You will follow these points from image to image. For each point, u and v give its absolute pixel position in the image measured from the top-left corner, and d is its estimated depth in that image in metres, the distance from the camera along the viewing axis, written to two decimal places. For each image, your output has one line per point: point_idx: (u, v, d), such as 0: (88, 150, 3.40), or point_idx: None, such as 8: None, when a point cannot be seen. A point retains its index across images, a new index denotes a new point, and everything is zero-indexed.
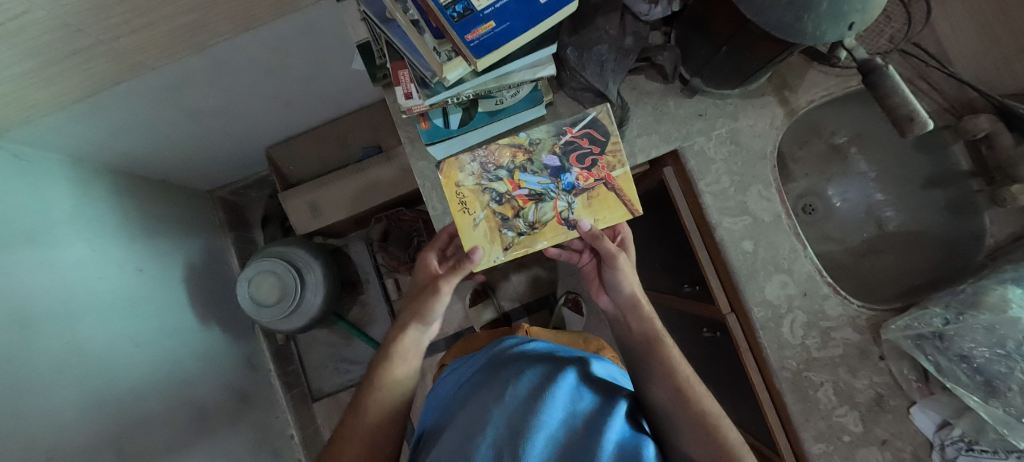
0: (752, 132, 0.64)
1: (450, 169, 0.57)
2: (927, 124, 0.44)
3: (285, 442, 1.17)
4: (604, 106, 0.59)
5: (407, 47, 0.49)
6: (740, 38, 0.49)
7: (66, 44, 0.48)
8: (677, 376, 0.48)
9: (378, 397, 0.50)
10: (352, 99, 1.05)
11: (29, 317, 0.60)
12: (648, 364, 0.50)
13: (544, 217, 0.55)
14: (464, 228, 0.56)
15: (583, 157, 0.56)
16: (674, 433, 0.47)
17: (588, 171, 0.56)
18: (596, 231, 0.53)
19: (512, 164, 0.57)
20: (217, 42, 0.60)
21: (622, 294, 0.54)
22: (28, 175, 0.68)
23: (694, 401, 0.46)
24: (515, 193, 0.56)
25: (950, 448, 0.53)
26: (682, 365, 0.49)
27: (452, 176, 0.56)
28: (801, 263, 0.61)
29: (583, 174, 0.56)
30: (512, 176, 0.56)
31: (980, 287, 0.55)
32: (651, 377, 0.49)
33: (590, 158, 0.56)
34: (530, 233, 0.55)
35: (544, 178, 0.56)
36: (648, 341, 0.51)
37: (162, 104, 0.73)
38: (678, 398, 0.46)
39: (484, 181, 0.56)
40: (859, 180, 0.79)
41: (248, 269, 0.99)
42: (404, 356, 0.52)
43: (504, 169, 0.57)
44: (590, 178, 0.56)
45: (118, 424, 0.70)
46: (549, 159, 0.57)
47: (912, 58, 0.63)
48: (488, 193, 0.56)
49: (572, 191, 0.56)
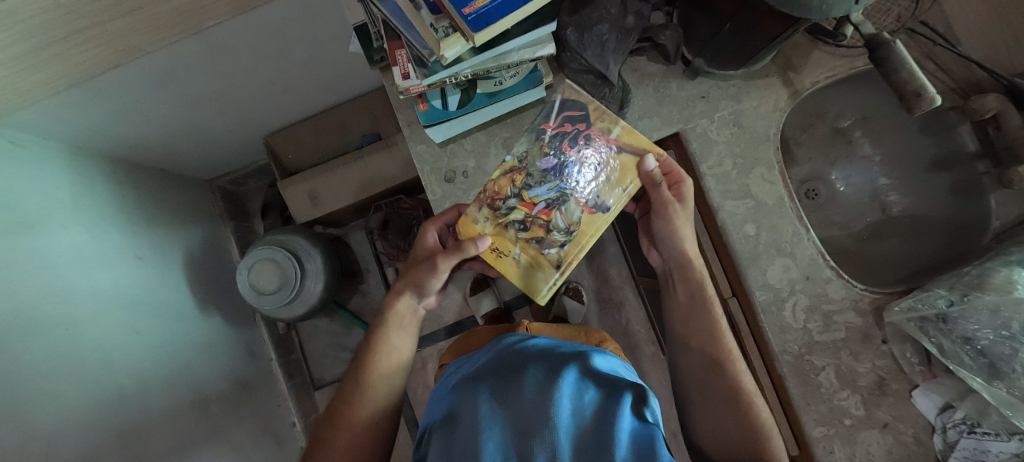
0: (756, 114, 0.63)
1: (467, 229, 0.56)
2: (935, 100, 0.44)
3: (287, 430, 1.18)
4: (566, 84, 0.57)
5: (400, 21, 0.48)
6: (743, 16, 0.48)
7: (56, 26, 0.47)
8: (719, 348, 0.51)
9: (378, 370, 0.54)
10: (350, 86, 1.04)
11: (26, 303, 0.60)
12: (698, 331, 0.52)
13: (573, 216, 0.55)
14: (511, 272, 0.56)
15: (574, 140, 0.56)
16: (702, 400, 0.50)
17: (587, 150, 0.55)
18: (656, 176, 0.53)
19: (516, 188, 0.56)
20: (214, 24, 0.59)
21: (670, 251, 0.55)
22: (24, 163, 0.68)
23: (729, 374, 0.49)
24: (535, 210, 0.55)
25: (953, 431, 0.52)
26: (725, 331, 0.52)
27: (472, 234, 0.56)
28: (803, 247, 0.60)
29: (585, 155, 0.55)
30: (523, 197, 0.56)
31: (985, 269, 0.55)
32: (698, 340, 0.52)
33: (581, 137, 0.55)
34: (570, 238, 0.55)
35: (552, 182, 0.55)
36: (698, 304, 0.53)
37: (158, 89, 0.72)
38: (717, 366, 0.50)
39: (501, 219, 0.56)
40: (864, 164, 0.78)
41: (249, 257, 0.98)
42: (397, 325, 0.56)
43: (512, 196, 0.56)
44: (593, 155, 0.55)
45: (119, 412, 0.71)
46: (546, 162, 0.56)
47: (918, 37, 0.62)
48: (511, 228, 0.56)
49: (586, 178, 0.55)
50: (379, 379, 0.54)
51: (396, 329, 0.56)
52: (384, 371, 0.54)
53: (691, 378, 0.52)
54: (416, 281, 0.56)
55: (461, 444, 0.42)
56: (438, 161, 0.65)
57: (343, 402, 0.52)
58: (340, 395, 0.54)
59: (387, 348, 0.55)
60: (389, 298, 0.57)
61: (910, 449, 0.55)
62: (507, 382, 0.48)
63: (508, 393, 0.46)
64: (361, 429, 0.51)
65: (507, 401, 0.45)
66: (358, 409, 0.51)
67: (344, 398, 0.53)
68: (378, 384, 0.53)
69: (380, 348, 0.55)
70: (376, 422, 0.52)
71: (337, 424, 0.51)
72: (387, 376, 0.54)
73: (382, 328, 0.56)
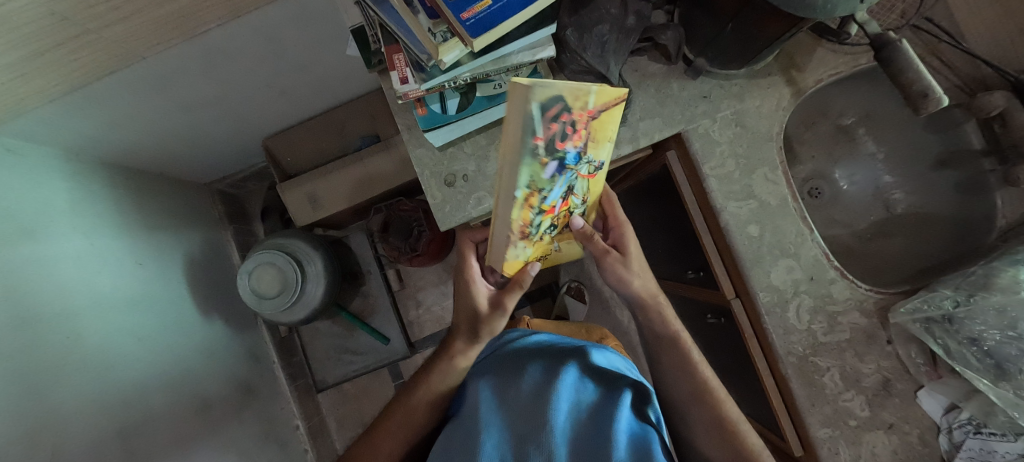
0: (758, 114, 0.62)
1: (512, 267, 0.52)
2: (941, 101, 0.44)
3: (291, 433, 1.19)
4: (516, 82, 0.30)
5: (400, 28, 0.48)
6: (745, 16, 0.47)
7: (51, 33, 0.46)
8: (696, 385, 0.50)
9: (421, 401, 0.54)
10: (348, 87, 1.03)
11: (28, 313, 0.60)
12: (670, 370, 0.52)
13: (585, 189, 0.50)
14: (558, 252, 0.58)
15: (563, 138, 0.38)
16: (689, 427, 0.50)
17: (578, 133, 0.39)
18: (588, 230, 0.52)
19: (532, 214, 0.45)
20: (209, 28, 0.58)
21: (632, 292, 0.54)
22: (22, 171, 0.67)
23: (713, 402, 0.49)
24: (558, 211, 0.48)
25: (959, 431, 0.52)
26: (701, 366, 0.52)
27: (518, 265, 0.53)
28: (806, 248, 0.60)
29: (576, 138, 0.40)
30: (541, 213, 0.46)
31: (991, 269, 0.54)
32: (673, 376, 0.52)
33: (568, 130, 0.37)
34: (588, 204, 0.53)
35: (560, 186, 0.44)
36: (668, 345, 0.53)
37: (156, 94, 0.71)
38: (695, 397, 0.50)
39: (532, 240, 0.50)
40: (868, 162, 0.78)
41: (249, 262, 0.99)
42: (450, 364, 0.56)
43: (533, 221, 0.47)
44: (582, 132, 0.40)
45: (122, 420, 0.70)
46: (550, 171, 0.40)
47: (925, 33, 0.61)
48: (543, 236, 0.51)
49: (582, 156, 0.44)
50: (417, 407, 0.54)
51: (449, 369, 0.56)
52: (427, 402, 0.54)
53: (674, 407, 0.52)
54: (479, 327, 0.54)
55: (459, 446, 0.42)
56: (438, 164, 0.64)
57: (379, 427, 0.53)
58: (377, 423, 0.54)
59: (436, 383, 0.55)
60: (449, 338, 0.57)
61: (915, 449, 0.54)
62: (507, 380, 0.48)
63: (507, 393, 0.46)
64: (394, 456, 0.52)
65: (506, 402, 0.44)
66: (389, 436, 0.52)
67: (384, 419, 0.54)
68: (416, 415, 0.54)
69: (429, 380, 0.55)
70: (411, 450, 0.53)
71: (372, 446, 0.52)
72: (427, 408, 0.54)
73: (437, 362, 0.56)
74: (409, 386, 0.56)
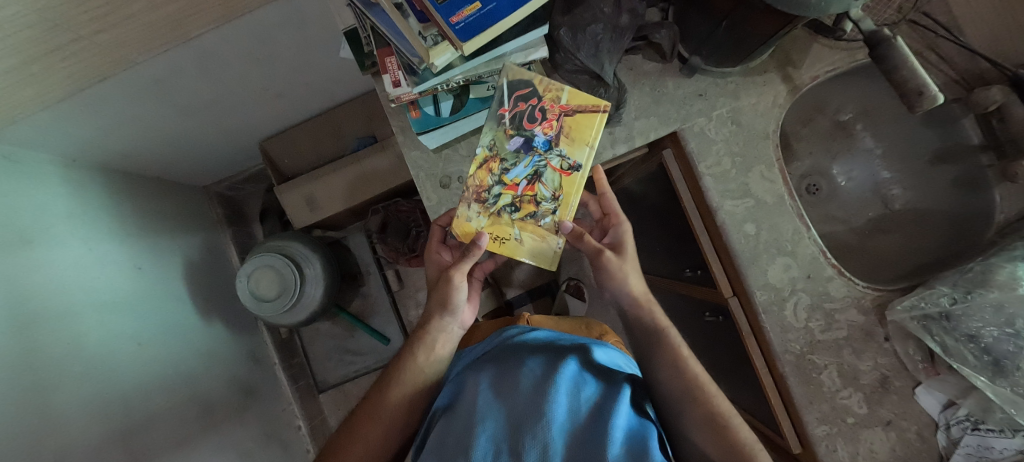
0: (754, 112, 0.62)
1: (463, 230, 0.56)
2: (936, 98, 0.44)
3: (292, 433, 1.19)
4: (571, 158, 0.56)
5: (391, 31, 0.47)
6: (741, 14, 0.47)
7: (44, 40, 0.46)
8: (686, 379, 0.46)
9: (400, 385, 0.51)
10: (343, 88, 1.02)
11: (28, 319, 0.60)
12: (658, 366, 0.48)
13: (554, 182, 0.55)
14: (516, 252, 0.56)
15: (531, 116, 0.54)
16: (683, 429, 0.45)
17: (545, 122, 0.55)
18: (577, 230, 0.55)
19: (495, 176, 0.55)
20: (203, 32, 0.57)
21: (623, 294, 0.54)
22: (19, 177, 0.67)
23: (703, 400, 0.44)
24: (519, 191, 0.55)
25: (956, 427, 0.53)
26: (691, 362, 0.47)
27: (468, 230, 0.55)
28: (804, 246, 0.59)
29: (545, 128, 0.55)
30: (505, 181, 0.55)
31: (989, 266, 0.54)
32: (660, 376, 0.47)
33: (536, 112, 0.54)
34: (557, 202, 0.55)
35: (524, 161, 0.55)
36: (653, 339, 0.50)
37: (150, 99, 0.71)
38: (688, 395, 0.45)
39: (490, 207, 0.55)
40: (865, 158, 0.78)
41: (246, 265, 0.98)
42: (423, 346, 0.54)
43: (496, 184, 0.55)
44: (550, 125, 0.55)
45: (123, 423, 0.71)
46: (514, 143, 0.55)
47: (921, 29, 0.60)
48: (504, 212, 0.56)
49: (553, 145, 0.55)
50: (398, 398, 0.50)
51: (422, 351, 0.54)
52: (409, 384, 0.51)
53: (666, 408, 0.47)
54: (440, 299, 0.54)
55: (457, 436, 0.41)
56: (433, 167, 0.64)
57: (360, 418, 0.49)
58: (355, 417, 0.50)
59: (412, 363, 0.53)
60: (421, 321, 0.56)
61: (913, 446, 0.55)
62: (504, 373, 0.48)
63: (505, 385, 0.45)
64: (375, 446, 0.48)
65: (504, 394, 0.44)
66: (369, 427, 0.48)
67: (367, 407, 0.50)
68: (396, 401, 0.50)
69: (405, 362, 0.53)
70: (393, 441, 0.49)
71: (354, 434, 0.48)
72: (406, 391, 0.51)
73: (410, 350, 0.54)
74: (386, 376, 0.53)
